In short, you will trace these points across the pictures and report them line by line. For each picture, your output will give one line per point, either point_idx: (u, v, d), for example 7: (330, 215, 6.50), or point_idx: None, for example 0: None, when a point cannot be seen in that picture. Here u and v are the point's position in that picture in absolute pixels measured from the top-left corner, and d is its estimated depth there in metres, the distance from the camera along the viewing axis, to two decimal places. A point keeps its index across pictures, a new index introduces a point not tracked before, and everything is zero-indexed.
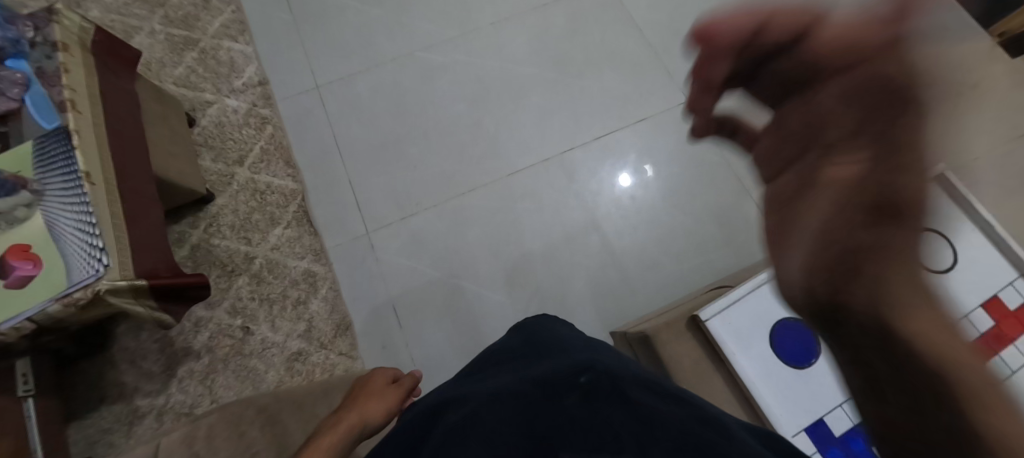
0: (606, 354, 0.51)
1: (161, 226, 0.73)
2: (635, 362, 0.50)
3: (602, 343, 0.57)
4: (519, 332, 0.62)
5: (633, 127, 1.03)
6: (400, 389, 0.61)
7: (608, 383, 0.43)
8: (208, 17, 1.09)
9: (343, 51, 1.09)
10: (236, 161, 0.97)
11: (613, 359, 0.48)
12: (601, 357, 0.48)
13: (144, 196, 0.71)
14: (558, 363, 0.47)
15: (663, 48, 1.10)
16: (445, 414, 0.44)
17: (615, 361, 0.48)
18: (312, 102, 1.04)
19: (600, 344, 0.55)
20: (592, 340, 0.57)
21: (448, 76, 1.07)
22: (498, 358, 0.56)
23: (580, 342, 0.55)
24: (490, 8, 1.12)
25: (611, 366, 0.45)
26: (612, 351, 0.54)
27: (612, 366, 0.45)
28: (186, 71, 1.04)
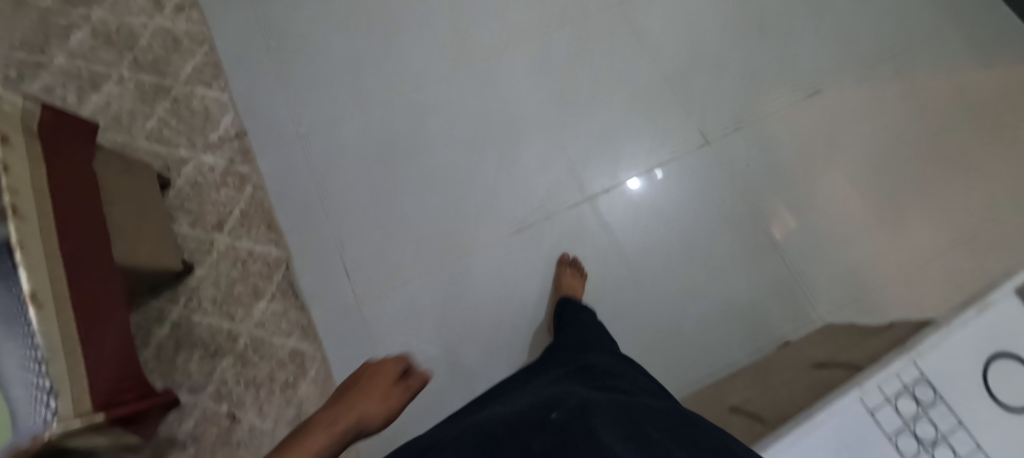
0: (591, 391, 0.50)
1: (123, 331, 0.67)
2: (619, 398, 0.49)
3: (591, 374, 0.57)
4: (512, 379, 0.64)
5: (646, 175, 0.93)
6: (399, 403, 0.39)
7: (576, 419, 0.41)
8: (180, 60, 1.00)
9: (325, 92, 0.98)
10: (215, 226, 0.90)
11: (590, 395, 0.47)
12: (575, 395, 0.46)
13: (105, 298, 0.66)
14: (533, 402, 0.46)
15: (679, 77, 0.98)
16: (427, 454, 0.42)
17: (601, 395, 0.48)
18: (294, 153, 0.95)
19: (586, 380, 0.55)
20: (575, 371, 0.58)
21: (440, 119, 0.97)
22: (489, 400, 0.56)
23: (570, 378, 0.56)
24: (485, 37, 1.00)
25: (581, 403, 0.43)
26: (596, 385, 0.53)
27: (585, 402, 0.44)
28: (158, 125, 0.96)
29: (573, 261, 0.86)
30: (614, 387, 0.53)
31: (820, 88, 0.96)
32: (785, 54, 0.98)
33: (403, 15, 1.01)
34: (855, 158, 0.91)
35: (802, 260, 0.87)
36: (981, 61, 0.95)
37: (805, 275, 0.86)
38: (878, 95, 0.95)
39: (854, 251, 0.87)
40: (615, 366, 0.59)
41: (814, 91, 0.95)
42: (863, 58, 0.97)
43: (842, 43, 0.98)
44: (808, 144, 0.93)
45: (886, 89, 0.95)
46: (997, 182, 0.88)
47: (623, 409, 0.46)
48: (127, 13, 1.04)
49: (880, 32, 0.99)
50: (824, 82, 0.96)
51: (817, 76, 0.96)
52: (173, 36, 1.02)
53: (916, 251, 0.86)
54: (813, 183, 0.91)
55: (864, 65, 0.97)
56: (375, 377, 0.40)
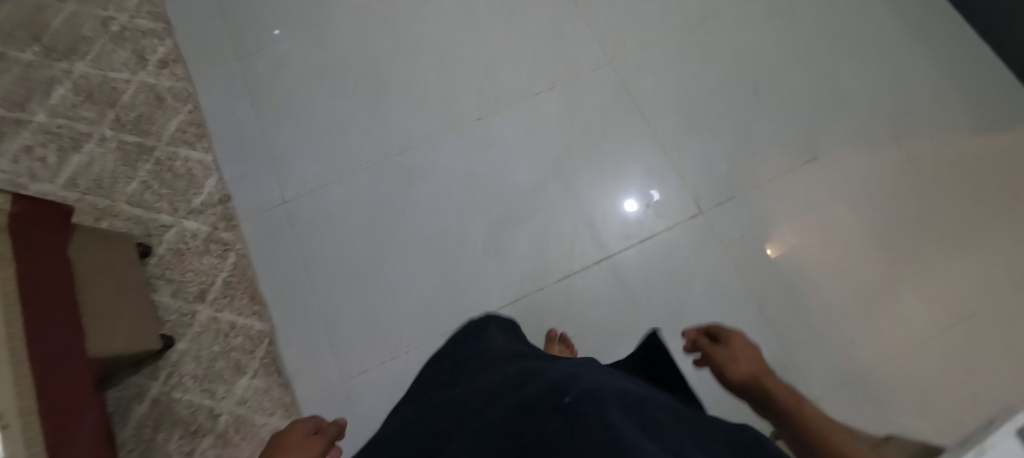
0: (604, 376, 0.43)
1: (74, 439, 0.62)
2: (629, 387, 0.43)
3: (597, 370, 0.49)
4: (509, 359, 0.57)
5: (639, 246, 0.91)
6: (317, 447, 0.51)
7: (590, 397, 0.34)
8: (163, 119, 0.98)
9: (312, 154, 0.97)
10: (197, 297, 0.88)
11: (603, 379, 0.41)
12: (586, 377, 0.39)
13: (48, 378, 0.59)
14: (534, 388, 0.39)
15: (673, 142, 0.96)
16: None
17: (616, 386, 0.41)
18: (278, 219, 0.93)
19: (593, 370, 0.47)
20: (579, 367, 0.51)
21: (429, 183, 0.94)
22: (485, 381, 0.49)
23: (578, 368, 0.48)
24: (475, 98, 0.99)
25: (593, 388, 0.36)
26: (606, 374, 0.46)
27: (597, 385, 0.37)
28: (140, 188, 0.94)
29: (563, 338, 0.83)
30: (629, 382, 0.46)
31: (816, 155, 0.94)
32: (780, 118, 0.96)
33: (392, 76, 1.01)
34: (850, 229, 0.90)
35: (799, 337, 0.85)
36: (977, 129, 0.94)
37: (802, 353, 0.84)
38: (875, 163, 0.93)
39: (851, 329, 0.85)
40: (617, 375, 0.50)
41: (810, 158, 0.94)
42: (860, 123, 0.96)
43: (838, 108, 0.97)
44: (804, 215, 0.91)
45: (884, 157, 0.94)
46: (996, 258, 0.86)
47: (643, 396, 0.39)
48: (110, 68, 1.02)
49: (877, 96, 0.97)
50: (821, 148, 0.94)
51: (812, 143, 0.95)
52: (156, 93, 1.00)
53: (913, 329, 0.84)
54: (809, 256, 0.89)
55: (861, 131, 0.95)
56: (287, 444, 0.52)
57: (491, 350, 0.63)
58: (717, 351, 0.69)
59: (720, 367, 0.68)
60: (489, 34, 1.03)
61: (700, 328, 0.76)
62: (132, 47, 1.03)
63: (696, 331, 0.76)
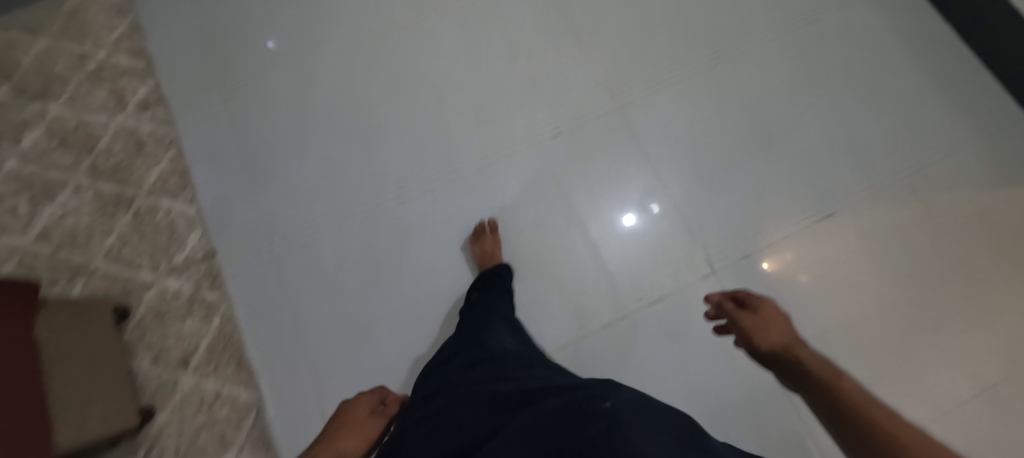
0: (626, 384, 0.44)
1: None
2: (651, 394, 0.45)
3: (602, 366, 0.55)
4: (517, 354, 0.59)
5: (650, 307, 0.86)
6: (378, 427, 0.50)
7: (635, 410, 0.34)
8: (143, 166, 0.93)
9: (303, 206, 0.91)
10: (179, 363, 0.83)
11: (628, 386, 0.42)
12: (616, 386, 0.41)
13: None
14: (568, 394, 0.40)
15: (683, 195, 0.92)
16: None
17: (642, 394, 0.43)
18: (266, 277, 0.87)
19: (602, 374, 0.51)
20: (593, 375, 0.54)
21: (427, 238, 0.89)
22: (500, 379, 0.49)
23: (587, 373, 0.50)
24: (475, 146, 0.94)
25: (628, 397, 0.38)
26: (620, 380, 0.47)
27: (634, 396, 0.38)
28: (118, 242, 0.88)
29: None
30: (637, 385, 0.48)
31: (834, 210, 0.90)
32: (795, 171, 0.92)
33: (387, 120, 0.95)
34: (870, 290, 0.86)
35: None
36: (1000, 183, 0.90)
37: None
38: (897, 219, 0.89)
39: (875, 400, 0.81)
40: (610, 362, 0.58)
41: (827, 214, 0.90)
42: (879, 175, 0.91)
43: (856, 159, 0.92)
44: (821, 274, 0.87)
45: (906, 211, 0.89)
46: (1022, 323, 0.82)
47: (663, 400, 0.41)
48: (86, 110, 0.96)
49: (898, 146, 0.93)
50: (838, 203, 0.90)
51: (829, 197, 0.91)
52: (136, 138, 0.94)
53: (941, 402, 0.80)
54: (827, 320, 0.85)
55: (880, 184, 0.91)
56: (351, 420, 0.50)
57: (500, 344, 0.63)
58: (745, 318, 0.56)
59: (748, 336, 0.53)
60: (489, 76, 0.98)
61: (728, 292, 0.63)
62: (110, 88, 0.97)
63: (720, 296, 0.64)
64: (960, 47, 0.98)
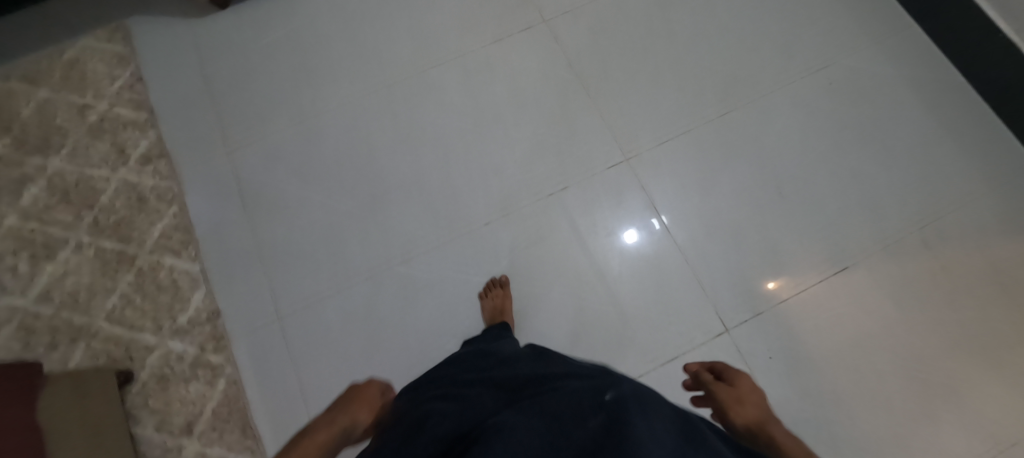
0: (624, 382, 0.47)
1: None
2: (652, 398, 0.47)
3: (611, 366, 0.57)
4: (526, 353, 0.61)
5: (663, 368, 0.84)
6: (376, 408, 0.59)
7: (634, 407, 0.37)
8: (146, 222, 0.91)
9: (309, 262, 0.90)
10: (183, 430, 0.81)
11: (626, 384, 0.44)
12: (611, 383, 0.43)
13: None
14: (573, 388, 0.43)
15: (694, 248, 0.91)
16: (470, 435, 0.35)
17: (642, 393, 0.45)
18: (273, 337, 0.86)
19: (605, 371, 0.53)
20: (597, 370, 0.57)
21: (435, 296, 0.88)
22: (501, 374, 0.52)
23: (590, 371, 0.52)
24: (483, 201, 0.93)
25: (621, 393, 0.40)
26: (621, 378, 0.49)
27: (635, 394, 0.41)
28: (120, 302, 0.87)
29: None
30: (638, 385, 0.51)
31: (847, 265, 0.89)
32: (806, 224, 0.92)
33: (395, 174, 0.95)
34: (888, 347, 0.84)
35: None
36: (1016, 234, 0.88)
37: None
38: (911, 273, 0.88)
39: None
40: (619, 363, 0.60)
41: (840, 268, 0.89)
42: (891, 228, 0.90)
43: (867, 211, 0.92)
44: (835, 332, 0.86)
45: (920, 266, 0.88)
46: None
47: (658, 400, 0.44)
48: (88, 164, 0.95)
49: (909, 197, 0.92)
50: (850, 257, 0.89)
51: (841, 251, 0.90)
52: (138, 193, 0.93)
53: None
54: (845, 379, 0.83)
55: (893, 238, 0.90)
56: (359, 400, 0.59)
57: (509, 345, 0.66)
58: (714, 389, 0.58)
59: (723, 410, 0.55)
60: (497, 129, 0.97)
61: (704, 363, 0.63)
62: (111, 140, 0.96)
63: (699, 365, 0.63)
64: (971, 96, 0.97)
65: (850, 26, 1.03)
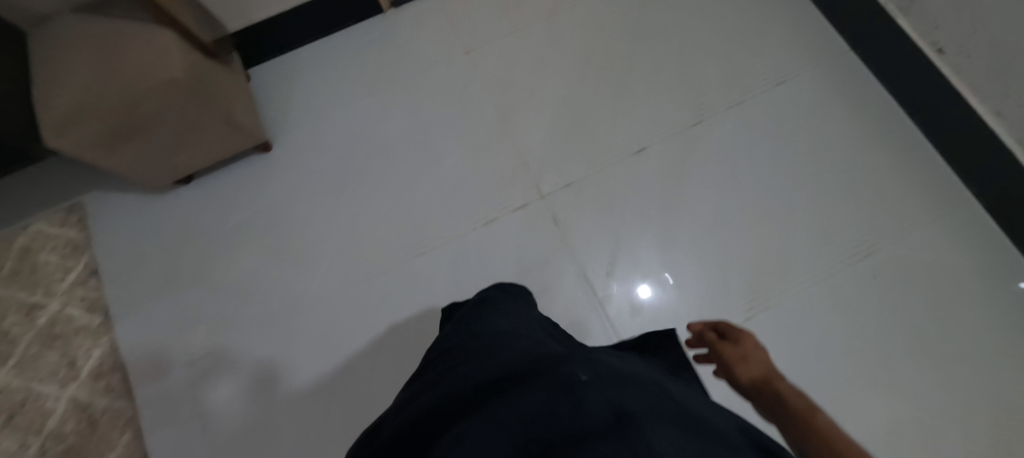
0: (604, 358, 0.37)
1: None
2: (638, 371, 0.38)
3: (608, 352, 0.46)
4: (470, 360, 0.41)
5: None
6: None
7: (614, 388, 0.26)
8: (96, 453, 0.81)
9: None
10: None
11: (606, 362, 0.34)
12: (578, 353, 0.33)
13: None
14: (533, 369, 0.32)
15: None
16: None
17: (624, 365, 0.36)
18: (262, 410, 0.82)
19: (594, 353, 0.43)
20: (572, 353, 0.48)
21: None
22: (456, 368, 0.41)
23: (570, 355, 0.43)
24: None
25: (580, 363, 0.30)
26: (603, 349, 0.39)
27: (608, 368, 0.30)
28: None
29: None
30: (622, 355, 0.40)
31: None
32: None
33: (380, 385, 0.83)
34: None
35: None
36: None
37: None
38: None
39: None
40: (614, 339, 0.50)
41: None
42: None
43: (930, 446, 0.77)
44: None
45: None
46: None
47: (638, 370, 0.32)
48: (36, 378, 0.85)
49: (980, 426, 0.77)
50: None
51: None
52: (89, 416, 0.83)
53: None
54: None
55: None
56: None
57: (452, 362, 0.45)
58: (721, 345, 0.50)
59: (727, 372, 0.48)
60: None
61: (708, 322, 0.56)
62: (61, 349, 0.86)
63: (703, 326, 0.56)
64: None
65: (897, 202, 0.89)
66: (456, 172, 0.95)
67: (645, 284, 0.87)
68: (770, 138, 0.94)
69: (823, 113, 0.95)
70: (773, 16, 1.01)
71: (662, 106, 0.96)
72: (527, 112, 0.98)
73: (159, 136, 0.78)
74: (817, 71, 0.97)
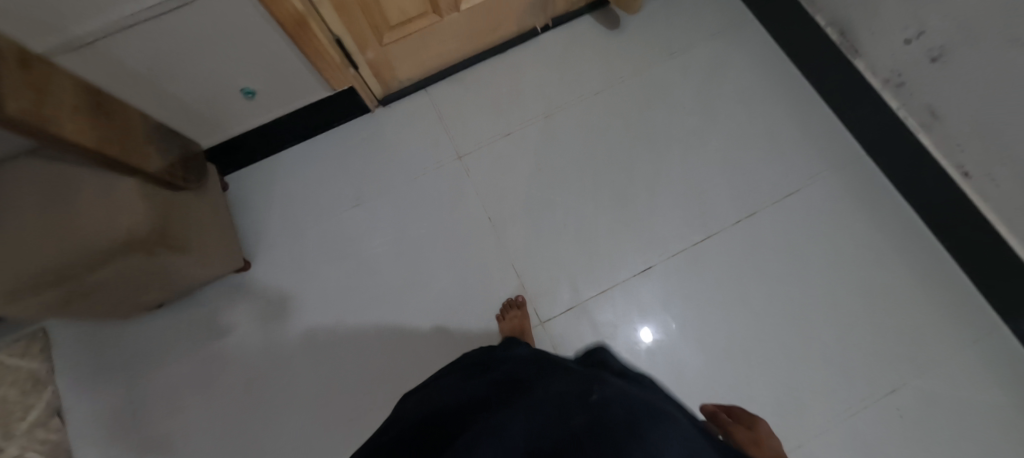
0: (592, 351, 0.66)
1: None
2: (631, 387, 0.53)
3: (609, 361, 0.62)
4: (510, 364, 0.57)
5: None
6: None
7: (617, 407, 0.42)
8: None
9: None
10: None
11: (611, 382, 0.49)
12: (605, 381, 0.49)
13: None
14: (562, 381, 0.48)
15: None
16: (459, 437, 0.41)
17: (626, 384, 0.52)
18: (269, 395, 0.85)
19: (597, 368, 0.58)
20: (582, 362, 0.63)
21: None
22: (501, 368, 0.56)
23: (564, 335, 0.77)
24: None
25: (615, 393, 0.45)
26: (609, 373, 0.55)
27: (616, 391, 0.46)
28: None
29: None
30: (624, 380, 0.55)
31: None
32: None
33: None
34: None
35: None
36: None
37: None
38: None
39: None
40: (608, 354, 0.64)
41: None
42: None
43: None
44: None
45: None
46: None
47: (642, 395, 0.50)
48: None
49: None
50: None
51: None
52: None
53: None
54: None
55: None
56: None
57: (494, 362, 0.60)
58: (741, 433, 0.63)
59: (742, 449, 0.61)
60: None
61: (719, 403, 0.69)
62: None
63: (715, 406, 0.69)
64: None
65: (921, 330, 0.83)
66: (447, 293, 0.88)
67: (646, 327, 0.86)
68: (782, 255, 0.89)
69: (838, 227, 0.89)
70: (783, 117, 0.95)
71: (668, 218, 0.92)
72: (523, 223, 0.92)
73: (111, 286, 0.70)
74: (833, 182, 0.91)
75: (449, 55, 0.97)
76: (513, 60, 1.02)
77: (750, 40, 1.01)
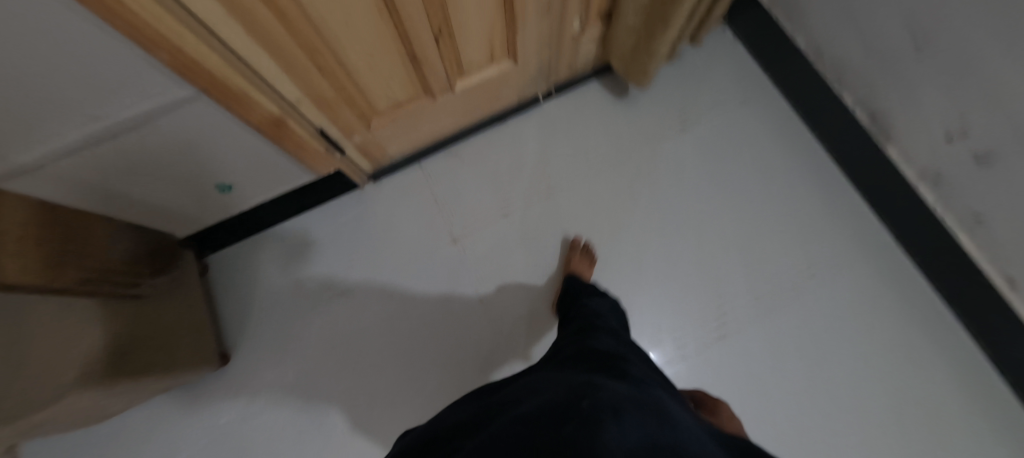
0: (600, 340, 0.55)
1: None
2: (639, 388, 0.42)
3: (616, 356, 0.51)
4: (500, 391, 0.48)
5: None
6: None
7: (613, 415, 0.32)
8: None
9: None
10: None
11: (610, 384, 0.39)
12: (603, 385, 0.39)
13: None
14: (552, 390, 0.39)
15: None
16: None
17: (628, 385, 0.41)
18: None
19: (600, 364, 0.48)
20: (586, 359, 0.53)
21: None
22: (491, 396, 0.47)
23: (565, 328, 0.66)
24: None
25: (612, 397, 0.35)
26: (614, 376, 0.44)
27: (614, 395, 0.36)
28: None
29: None
30: (635, 381, 0.44)
31: None
32: None
33: None
34: None
35: None
36: None
37: None
38: None
39: None
40: (616, 349, 0.53)
41: None
42: None
43: None
44: None
45: None
46: None
47: (650, 403, 0.39)
48: None
49: None
50: None
51: None
52: None
53: None
54: None
55: None
56: None
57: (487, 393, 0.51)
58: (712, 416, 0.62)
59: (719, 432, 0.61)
60: None
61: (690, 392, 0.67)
62: None
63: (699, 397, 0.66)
64: None
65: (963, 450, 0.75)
66: (441, 390, 0.82)
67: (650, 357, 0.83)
68: (806, 356, 0.81)
69: (869, 328, 0.81)
70: (806, 202, 0.88)
71: (679, 309, 0.85)
72: (523, 312, 0.86)
73: (61, 424, 0.62)
74: (862, 276, 0.84)
75: (445, 130, 0.90)
76: (514, 130, 0.95)
77: (771, 113, 0.93)
